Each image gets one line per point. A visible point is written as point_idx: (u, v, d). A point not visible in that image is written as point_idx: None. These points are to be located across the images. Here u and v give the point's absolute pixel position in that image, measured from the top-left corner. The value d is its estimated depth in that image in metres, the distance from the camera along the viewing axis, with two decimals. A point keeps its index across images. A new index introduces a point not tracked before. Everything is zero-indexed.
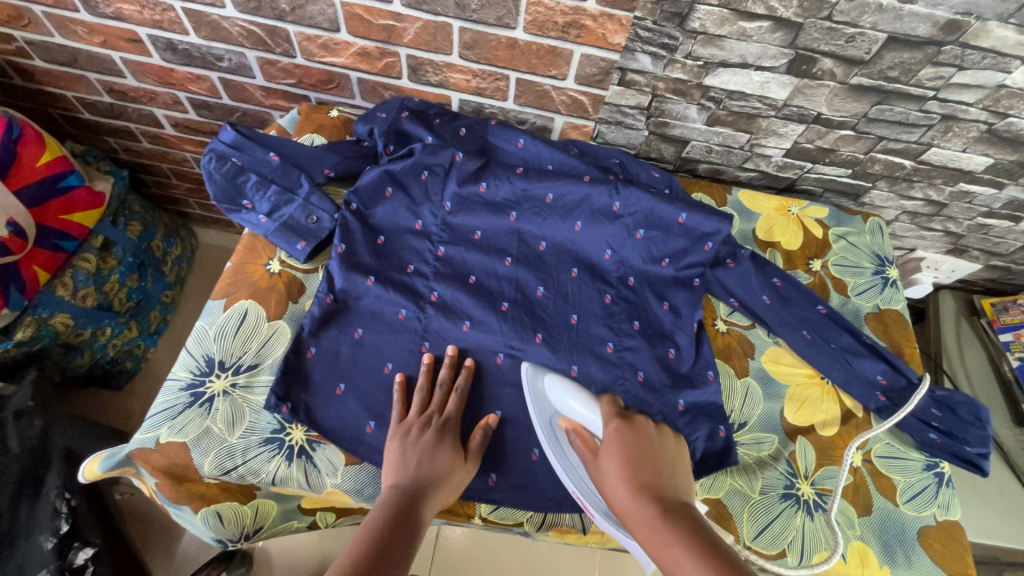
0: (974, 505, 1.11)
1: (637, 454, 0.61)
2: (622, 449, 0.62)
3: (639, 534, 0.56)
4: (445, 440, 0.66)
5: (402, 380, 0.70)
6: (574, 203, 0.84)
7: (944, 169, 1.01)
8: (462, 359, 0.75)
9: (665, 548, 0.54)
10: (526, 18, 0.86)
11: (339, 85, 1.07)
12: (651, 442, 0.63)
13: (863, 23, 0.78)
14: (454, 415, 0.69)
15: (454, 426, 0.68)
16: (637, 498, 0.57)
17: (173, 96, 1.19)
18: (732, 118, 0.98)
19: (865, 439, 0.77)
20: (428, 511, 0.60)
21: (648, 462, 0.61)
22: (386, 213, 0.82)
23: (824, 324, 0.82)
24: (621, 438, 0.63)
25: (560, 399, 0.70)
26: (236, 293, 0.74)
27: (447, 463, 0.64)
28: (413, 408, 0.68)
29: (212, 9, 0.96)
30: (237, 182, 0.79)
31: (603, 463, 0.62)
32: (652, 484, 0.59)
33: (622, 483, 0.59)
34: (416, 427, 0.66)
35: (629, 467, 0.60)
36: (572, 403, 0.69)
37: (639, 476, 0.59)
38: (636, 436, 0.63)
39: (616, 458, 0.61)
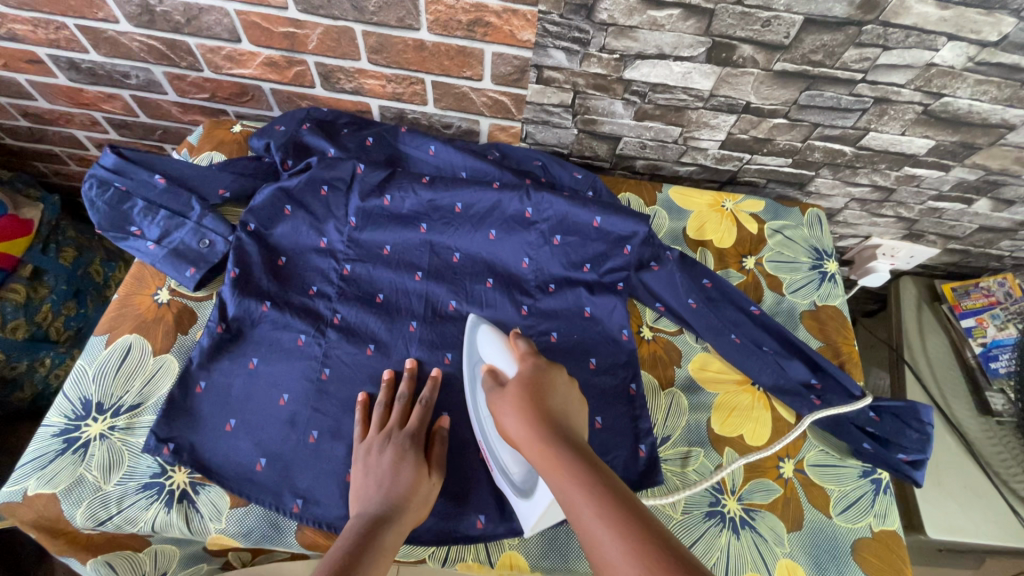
0: (940, 502, 1.05)
1: (541, 387, 0.60)
2: (526, 381, 0.61)
3: (534, 456, 0.54)
4: (408, 454, 0.62)
5: (365, 398, 0.67)
6: (487, 212, 0.79)
7: (886, 154, 0.97)
8: (424, 370, 0.72)
9: (557, 459, 0.52)
10: (428, 19, 0.82)
11: (254, 97, 1.02)
12: (555, 385, 0.62)
13: (776, 6, 0.74)
14: (417, 429, 0.65)
15: (416, 438, 0.64)
16: (535, 423, 0.56)
17: (89, 116, 1.14)
18: (660, 112, 0.94)
19: (798, 448, 0.73)
20: (400, 531, 0.56)
21: (551, 395, 0.59)
22: (286, 232, 0.77)
23: (754, 325, 0.77)
24: (529, 375, 0.62)
25: (487, 347, 0.70)
26: (119, 327, 0.70)
27: (414, 475, 0.61)
28: (373, 425, 0.65)
29: (106, 25, 0.91)
30: (123, 208, 0.74)
31: (505, 399, 0.61)
32: (553, 413, 0.58)
33: (518, 415, 0.58)
34: (376, 444, 0.63)
35: (529, 401, 0.59)
36: (494, 350, 0.69)
37: (541, 405, 0.58)
38: (542, 377, 0.62)
39: (516, 392, 0.60)
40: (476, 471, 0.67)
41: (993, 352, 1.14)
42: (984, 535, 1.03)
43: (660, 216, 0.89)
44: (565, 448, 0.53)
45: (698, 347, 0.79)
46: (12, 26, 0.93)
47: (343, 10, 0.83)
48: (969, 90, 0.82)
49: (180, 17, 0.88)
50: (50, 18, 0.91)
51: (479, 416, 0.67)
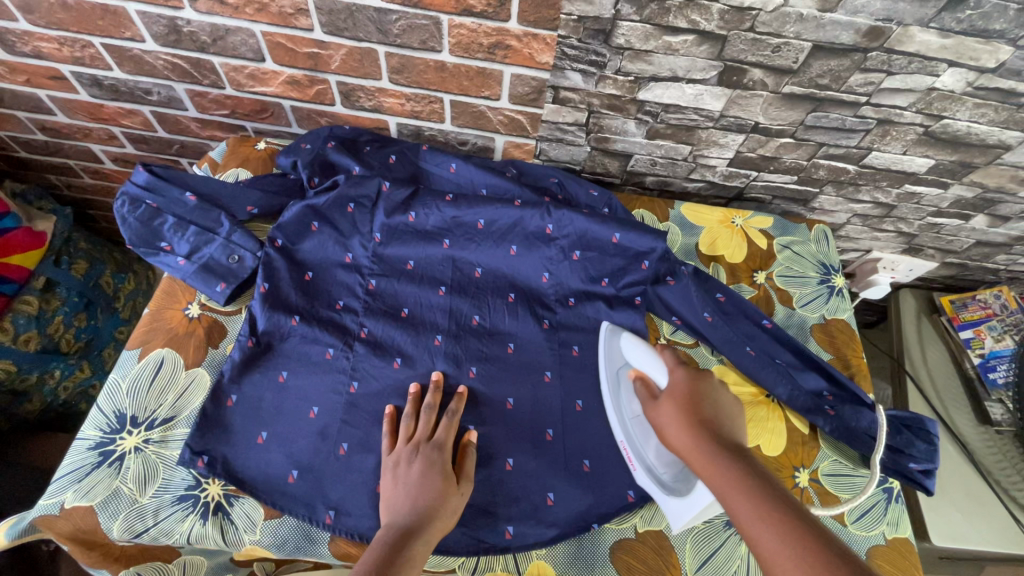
0: (943, 510, 1.08)
1: (695, 395, 0.63)
2: (682, 391, 0.63)
3: (694, 461, 0.57)
4: (434, 466, 0.64)
5: (393, 411, 0.69)
6: (508, 227, 0.81)
7: (888, 172, 1.01)
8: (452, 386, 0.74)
9: (717, 468, 0.54)
10: (450, 41, 0.85)
11: (273, 113, 1.05)
12: (711, 392, 0.63)
13: (786, 33, 0.77)
14: (444, 441, 0.66)
15: (443, 451, 0.66)
16: (694, 431, 0.58)
17: (107, 131, 1.16)
18: (671, 131, 0.97)
19: (812, 457, 0.75)
20: (429, 541, 0.58)
21: (706, 402, 0.61)
22: (313, 248, 0.79)
23: (767, 338, 0.80)
24: (686, 383, 0.64)
25: (635, 355, 0.73)
26: (151, 341, 0.71)
27: (442, 487, 0.62)
28: (399, 437, 0.66)
29: (132, 44, 0.93)
30: (154, 225, 0.76)
31: (664, 406, 0.64)
32: (710, 419, 0.59)
33: (678, 425, 0.60)
34: (403, 455, 0.65)
35: (687, 410, 0.61)
36: (640, 357, 0.72)
37: (696, 413, 0.60)
38: (695, 385, 0.64)
39: (674, 401, 0.63)
40: (503, 482, 0.69)
41: (991, 363, 1.18)
42: (989, 542, 1.05)
43: (673, 232, 0.92)
44: (722, 455, 0.54)
45: (713, 360, 0.82)
46: (38, 44, 0.95)
47: (367, 32, 0.85)
48: (968, 112, 0.86)
49: (206, 37, 0.90)
50: (76, 37, 0.93)
51: (623, 420, 0.72)
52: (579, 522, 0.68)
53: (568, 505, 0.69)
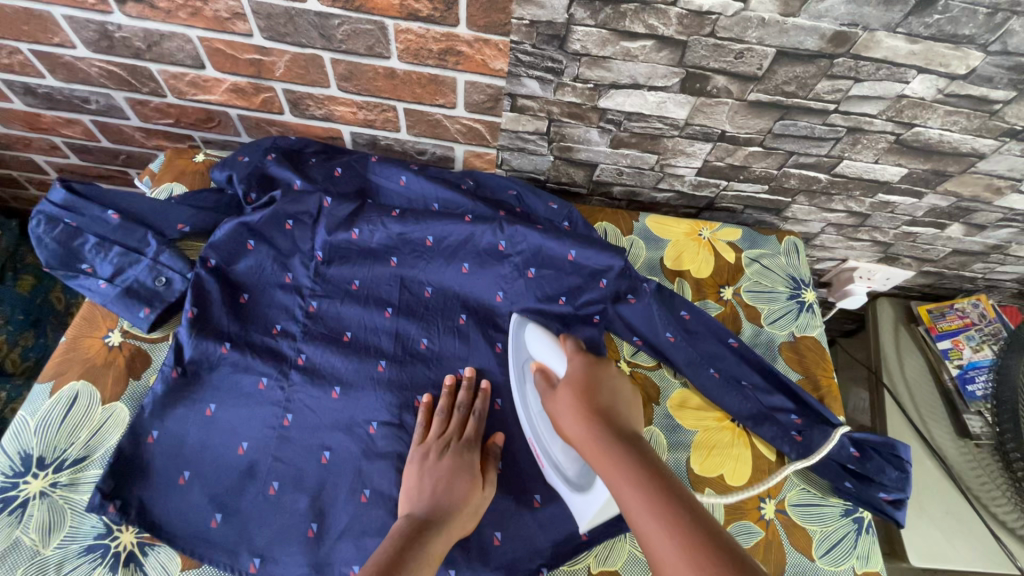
0: (919, 526, 1.06)
1: (593, 385, 0.63)
2: (578, 380, 0.64)
3: (590, 455, 0.57)
4: (464, 465, 0.63)
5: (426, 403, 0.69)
6: (459, 244, 0.77)
7: (860, 181, 0.97)
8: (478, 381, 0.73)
9: (609, 460, 0.54)
10: (398, 47, 0.80)
11: (220, 123, 0.99)
12: (605, 381, 0.64)
13: (749, 39, 0.73)
14: (473, 438, 0.66)
15: (472, 448, 0.65)
16: (589, 421, 0.59)
17: (48, 141, 1.10)
18: (635, 140, 0.93)
19: (779, 487, 0.71)
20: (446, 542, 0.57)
21: (601, 393, 0.62)
22: (249, 268, 0.74)
23: (732, 358, 0.77)
24: (584, 373, 0.65)
25: (536, 346, 0.72)
26: (65, 373, 0.65)
27: (468, 487, 0.62)
28: (432, 430, 0.66)
29: (63, 50, 0.88)
30: (73, 245, 0.71)
31: (561, 395, 0.64)
32: (605, 408, 0.60)
33: (572, 414, 0.61)
34: (435, 450, 0.64)
35: (582, 400, 0.62)
36: (545, 349, 0.71)
37: (593, 403, 0.61)
38: (591, 374, 0.64)
39: (572, 389, 0.63)
40: None
41: (970, 374, 1.15)
42: (967, 560, 1.03)
43: (637, 246, 0.88)
44: (613, 444, 0.55)
45: (676, 383, 0.77)
46: None
47: (310, 38, 0.80)
48: (940, 120, 0.83)
49: (140, 43, 0.85)
50: (2, 43, 0.87)
51: (530, 416, 0.70)
52: (528, 562, 0.64)
53: (516, 545, 0.65)
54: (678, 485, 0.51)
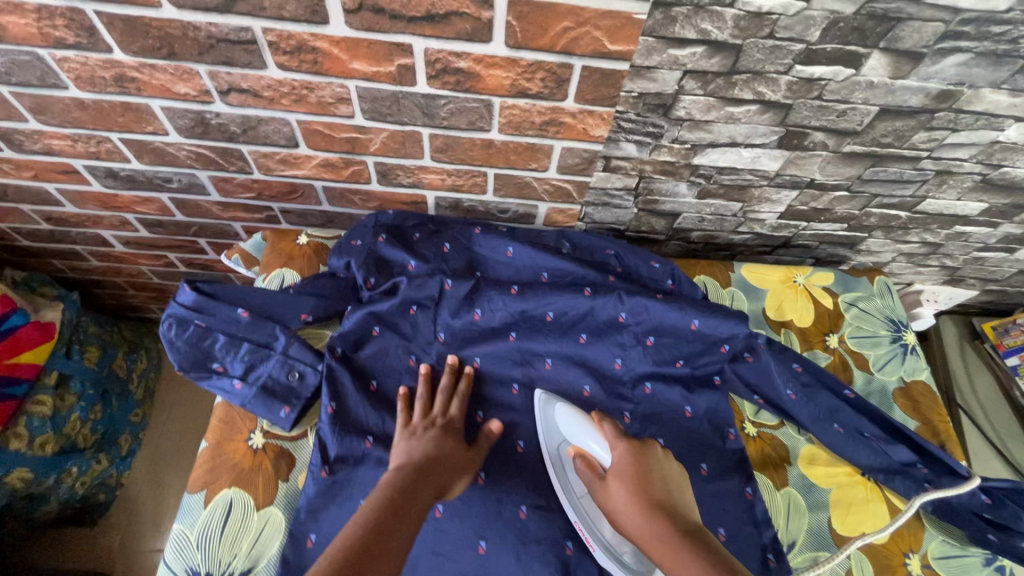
0: None
1: (642, 473, 0.63)
2: (629, 471, 0.64)
3: (654, 553, 0.58)
4: (447, 436, 0.68)
5: (404, 392, 0.72)
6: (579, 316, 0.78)
7: (940, 216, 0.99)
8: (461, 367, 0.77)
9: (674, 555, 0.56)
10: (500, 121, 0.81)
11: (303, 194, 0.99)
12: (652, 468, 0.64)
13: (854, 99, 0.75)
14: (456, 419, 0.71)
15: (457, 425, 0.70)
16: (650, 516, 0.59)
17: (120, 218, 1.09)
18: (723, 190, 0.94)
19: (919, 540, 0.73)
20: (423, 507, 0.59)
21: (654, 483, 0.62)
22: (374, 354, 0.75)
23: (854, 411, 0.77)
24: (630, 461, 0.65)
25: (570, 429, 0.71)
26: (217, 482, 0.66)
27: (449, 454, 0.66)
28: (416, 413, 0.70)
29: (154, 137, 0.87)
30: (203, 345, 0.70)
31: (613, 486, 0.64)
32: (663, 501, 0.61)
33: (631, 507, 0.61)
34: (420, 429, 0.68)
35: (637, 491, 0.62)
36: (578, 432, 0.70)
37: (648, 496, 0.61)
38: (639, 462, 0.64)
39: (623, 478, 0.64)
40: None
41: None
42: None
43: (739, 298, 0.89)
44: (684, 547, 0.56)
45: (802, 439, 0.79)
46: (50, 141, 0.88)
47: (412, 116, 0.80)
48: None
49: (236, 128, 0.84)
50: (92, 133, 0.87)
51: (570, 498, 0.68)
52: None
53: None
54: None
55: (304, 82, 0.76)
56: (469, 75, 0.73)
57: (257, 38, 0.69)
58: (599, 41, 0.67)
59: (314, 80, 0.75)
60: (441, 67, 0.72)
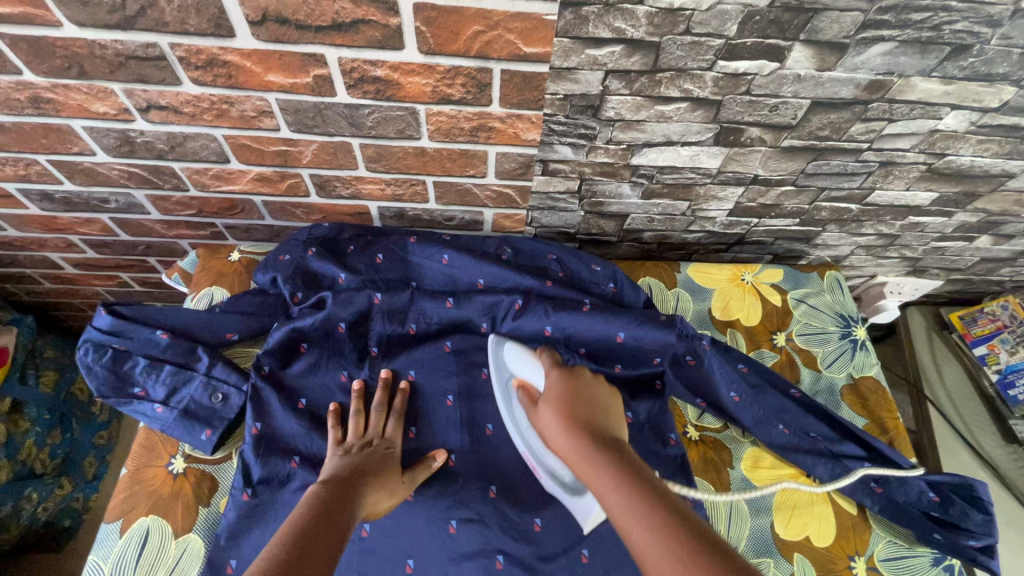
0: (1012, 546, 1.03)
1: (572, 392, 0.64)
2: (555, 394, 0.64)
3: (573, 463, 0.57)
4: (383, 458, 0.65)
5: (336, 407, 0.70)
6: (510, 327, 0.78)
7: (891, 208, 0.97)
8: (397, 380, 0.75)
9: (594, 470, 0.54)
10: (429, 128, 0.79)
11: (244, 209, 0.98)
12: (583, 387, 0.65)
13: (784, 93, 0.73)
14: (393, 440, 0.68)
15: (392, 446, 0.67)
16: (572, 430, 0.59)
17: (65, 240, 1.07)
18: (667, 190, 0.92)
19: (866, 542, 0.72)
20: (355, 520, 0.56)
21: (581, 400, 0.62)
22: (304, 372, 0.73)
23: (800, 411, 0.75)
24: (561, 384, 0.65)
25: (515, 360, 0.74)
26: (134, 510, 0.64)
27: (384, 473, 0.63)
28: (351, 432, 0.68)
29: (82, 158, 0.86)
30: (123, 370, 0.69)
31: (543, 410, 0.64)
32: (585, 417, 0.60)
33: (557, 425, 0.61)
34: (356, 447, 0.66)
35: (562, 409, 0.62)
36: (523, 365, 0.73)
37: (573, 412, 0.61)
38: (570, 382, 0.65)
39: (550, 401, 0.63)
40: None
41: (1010, 378, 1.15)
42: None
43: (684, 300, 0.88)
44: (598, 450, 0.55)
45: (747, 442, 0.78)
46: None
47: (339, 127, 0.79)
48: (972, 149, 0.83)
49: (163, 145, 0.83)
50: (19, 156, 0.85)
51: (520, 430, 0.71)
52: None
53: None
54: (660, 483, 0.52)
55: (223, 96, 0.74)
56: (388, 83, 0.71)
57: (166, 54, 0.68)
58: (513, 43, 0.66)
59: (232, 94, 0.74)
60: (359, 76, 0.71)
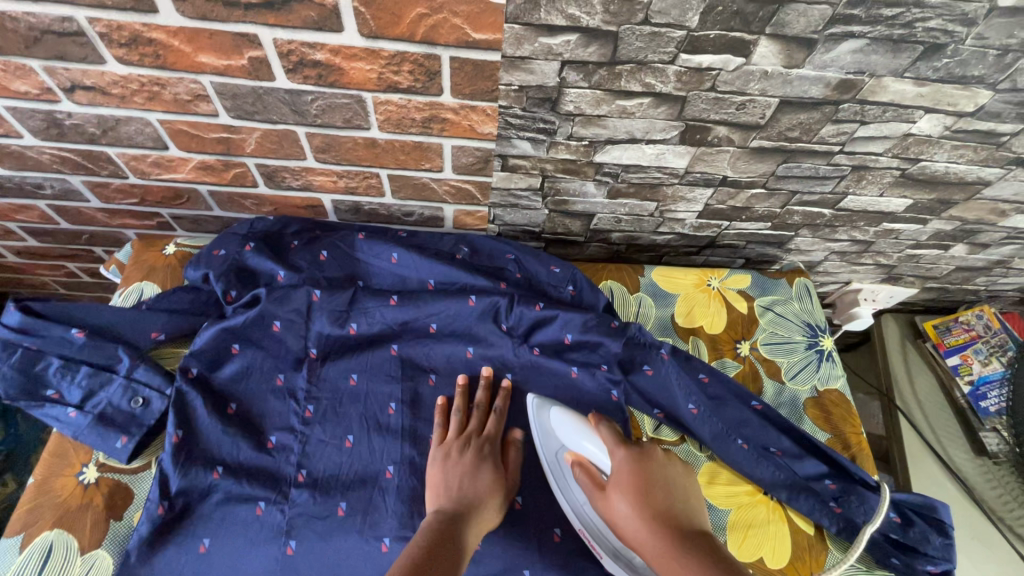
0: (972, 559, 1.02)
1: (644, 477, 0.59)
2: (627, 479, 0.60)
3: (657, 566, 0.53)
4: (485, 461, 0.65)
5: (444, 401, 0.70)
6: (462, 331, 0.74)
7: (865, 213, 0.94)
8: (498, 379, 0.74)
9: (679, 574, 0.50)
10: (379, 118, 0.74)
11: (190, 199, 0.92)
12: (656, 469, 0.61)
13: (751, 91, 0.69)
14: (495, 435, 0.68)
15: (493, 445, 0.68)
16: (650, 523, 0.55)
17: (2, 227, 1.02)
18: (633, 190, 0.88)
19: (822, 564, 0.69)
20: (474, 535, 0.58)
21: (656, 485, 0.58)
22: (235, 376, 0.68)
23: (760, 423, 0.72)
24: (629, 467, 0.61)
25: (566, 433, 0.68)
26: (36, 523, 0.59)
27: (491, 481, 0.64)
28: (452, 430, 0.67)
29: (8, 141, 0.80)
30: (33, 371, 0.64)
31: (612, 496, 0.60)
32: (664, 507, 0.57)
33: (632, 517, 0.57)
34: (456, 447, 0.65)
35: (638, 500, 0.58)
36: (573, 436, 0.68)
37: (650, 500, 0.57)
38: (641, 464, 0.61)
39: (622, 487, 0.60)
40: None
41: (982, 391, 1.12)
42: None
43: (646, 305, 0.84)
44: (684, 555, 0.51)
45: (704, 457, 0.75)
46: None
47: (282, 114, 0.74)
48: (946, 154, 0.80)
49: (94, 129, 0.77)
50: None
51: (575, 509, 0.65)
52: None
53: None
54: None
55: (153, 77, 0.69)
56: (330, 68, 0.67)
57: (85, 29, 0.63)
58: (460, 28, 0.61)
59: (163, 76, 0.68)
60: (297, 60, 0.66)
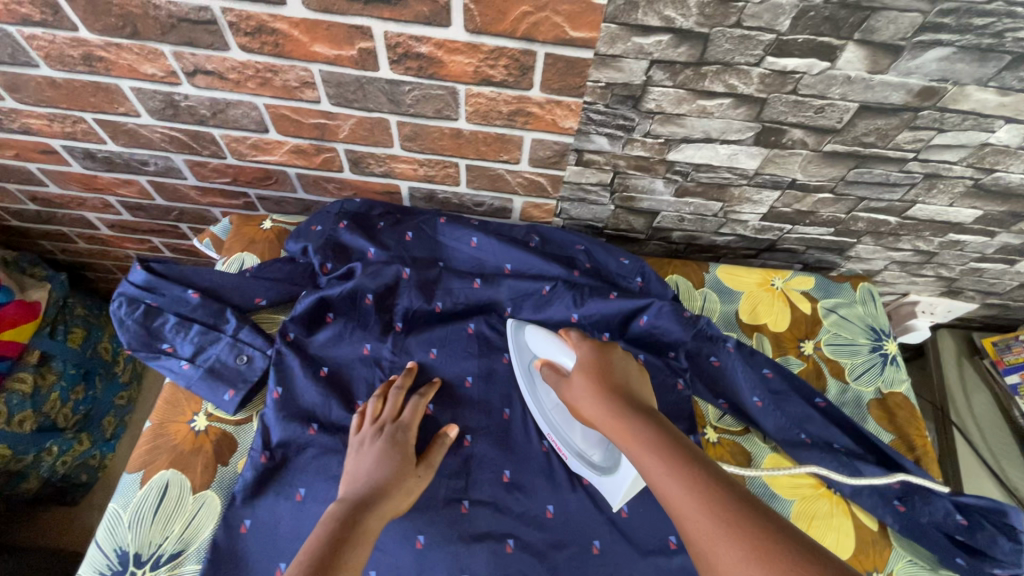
0: None
1: (603, 366, 0.63)
2: (588, 363, 0.63)
3: (612, 432, 0.57)
4: (395, 446, 0.63)
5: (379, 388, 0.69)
6: (537, 314, 0.78)
7: (932, 223, 0.95)
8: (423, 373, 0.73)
9: (634, 439, 0.54)
10: (468, 109, 0.79)
11: (278, 180, 0.99)
12: (615, 364, 0.64)
13: (832, 95, 0.71)
14: (410, 422, 0.66)
15: (408, 432, 0.65)
16: (608, 399, 0.59)
17: (102, 200, 1.10)
18: (701, 189, 0.91)
19: (885, 559, 0.70)
20: (382, 516, 0.57)
21: (616, 373, 0.62)
22: (328, 342, 0.73)
23: (821, 419, 0.75)
24: (591, 358, 0.64)
25: (538, 343, 0.72)
26: (155, 462, 0.66)
27: (395, 466, 0.62)
28: (366, 418, 0.66)
29: (127, 119, 0.87)
30: (153, 326, 0.70)
31: (573, 378, 0.64)
32: (621, 386, 0.60)
33: (590, 395, 0.60)
34: (369, 435, 0.65)
35: (599, 381, 0.61)
36: (544, 345, 0.71)
37: (608, 381, 0.61)
38: (602, 357, 0.64)
39: (584, 370, 0.63)
40: None
41: None
42: None
43: (711, 300, 0.87)
44: (639, 423, 0.55)
45: (767, 448, 0.76)
46: (27, 120, 0.89)
47: (378, 103, 0.79)
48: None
49: (206, 111, 0.84)
50: (67, 113, 0.87)
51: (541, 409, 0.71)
52: None
53: None
54: (716, 468, 0.50)
55: (269, 64, 0.75)
56: (432, 61, 0.72)
57: (217, 19, 0.69)
58: (560, 27, 0.65)
59: (277, 63, 0.75)
60: (403, 52, 0.71)
